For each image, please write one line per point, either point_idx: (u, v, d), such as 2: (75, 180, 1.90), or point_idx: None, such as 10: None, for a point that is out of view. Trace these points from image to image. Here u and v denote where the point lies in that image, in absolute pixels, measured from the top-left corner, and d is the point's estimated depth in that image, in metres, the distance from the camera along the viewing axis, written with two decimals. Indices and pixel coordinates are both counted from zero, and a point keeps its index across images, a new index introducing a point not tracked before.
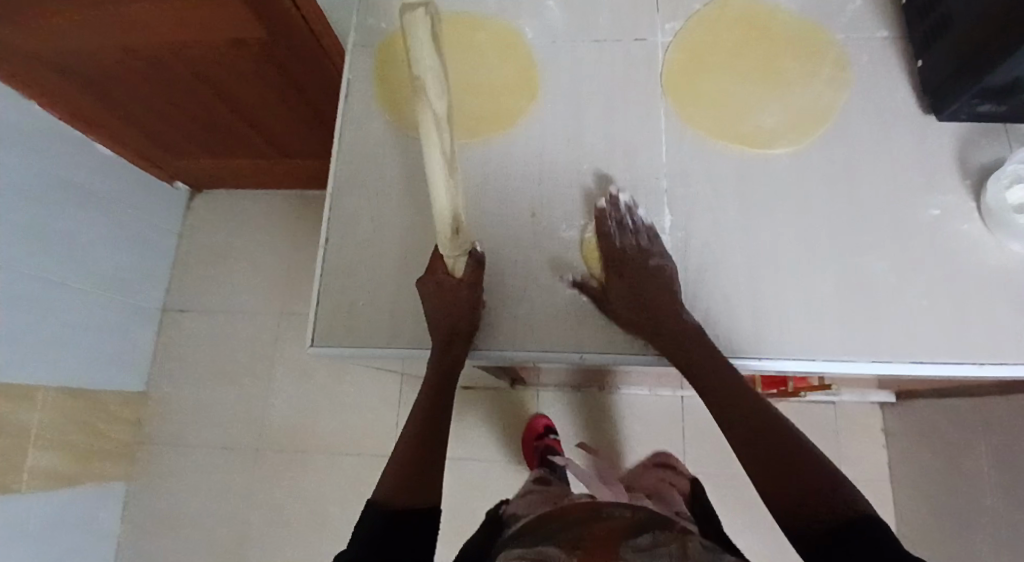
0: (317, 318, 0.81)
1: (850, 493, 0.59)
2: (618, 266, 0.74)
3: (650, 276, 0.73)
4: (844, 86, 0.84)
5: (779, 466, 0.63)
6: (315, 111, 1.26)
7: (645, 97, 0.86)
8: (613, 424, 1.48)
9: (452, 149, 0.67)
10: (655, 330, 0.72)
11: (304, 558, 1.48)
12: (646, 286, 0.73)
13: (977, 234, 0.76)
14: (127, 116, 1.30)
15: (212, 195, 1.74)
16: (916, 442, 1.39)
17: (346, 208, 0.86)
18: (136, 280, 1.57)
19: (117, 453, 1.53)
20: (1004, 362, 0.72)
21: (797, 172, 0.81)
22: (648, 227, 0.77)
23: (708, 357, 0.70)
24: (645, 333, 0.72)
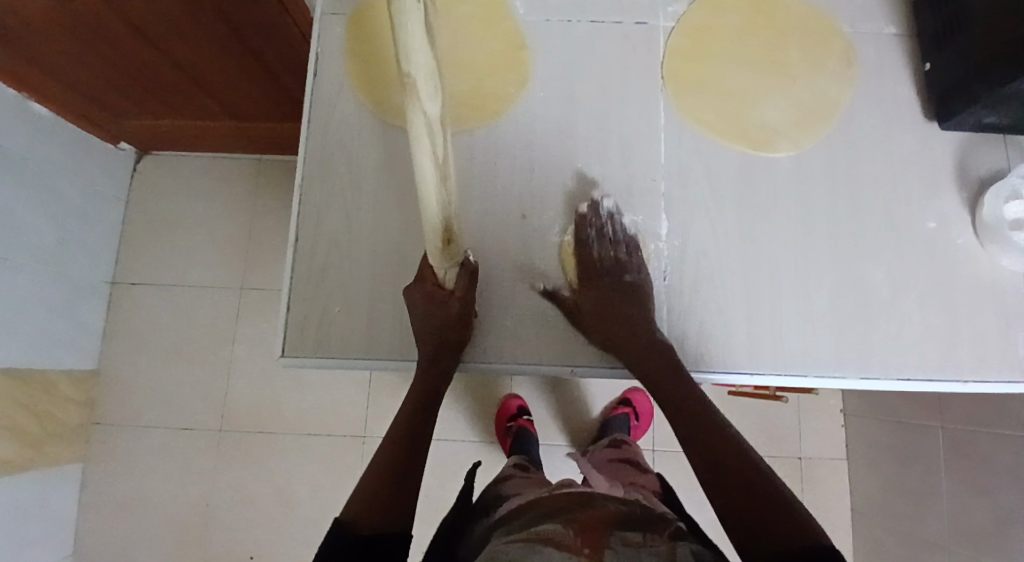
0: (288, 327, 0.75)
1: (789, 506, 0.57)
2: (593, 278, 0.72)
3: (621, 291, 0.71)
4: (849, 83, 0.81)
5: (722, 473, 0.60)
6: (261, 63, 1.14)
7: (644, 86, 0.81)
8: (586, 405, 1.48)
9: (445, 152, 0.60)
10: (620, 345, 0.70)
11: (274, 538, 1.45)
12: (614, 303, 0.71)
13: (970, 248, 0.76)
14: (63, 71, 1.16)
15: (162, 157, 1.61)
16: (864, 416, 1.43)
17: (318, 202, 0.78)
18: (83, 252, 1.45)
19: (70, 436, 1.45)
20: (988, 381, 0.73)
21: (798, 176, 0.78)
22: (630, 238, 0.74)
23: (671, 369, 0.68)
24: (613, 347, 0.71)
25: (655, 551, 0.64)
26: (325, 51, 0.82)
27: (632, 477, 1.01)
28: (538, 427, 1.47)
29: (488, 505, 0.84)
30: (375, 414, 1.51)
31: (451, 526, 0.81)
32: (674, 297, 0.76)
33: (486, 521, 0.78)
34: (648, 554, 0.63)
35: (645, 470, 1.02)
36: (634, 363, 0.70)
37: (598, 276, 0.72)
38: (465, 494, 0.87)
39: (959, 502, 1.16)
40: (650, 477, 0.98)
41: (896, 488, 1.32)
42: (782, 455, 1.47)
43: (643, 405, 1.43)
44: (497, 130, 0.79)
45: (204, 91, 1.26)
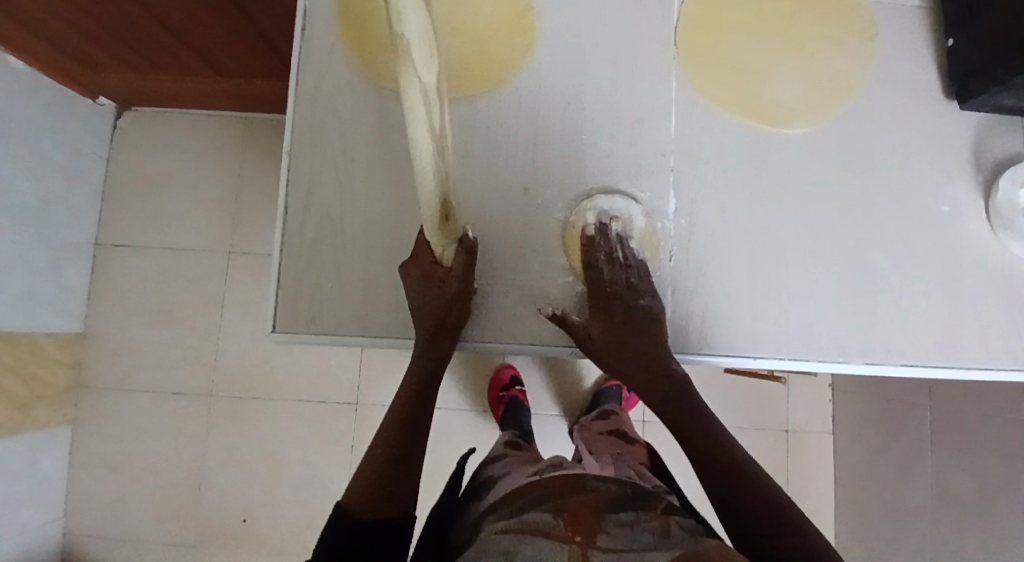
0: (278, 302, 0.72)
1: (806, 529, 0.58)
2: (606, 305, 0.70)
3: (635, 319, 0.69)
4: (870, 58, 0.77)
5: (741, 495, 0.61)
6: (255, 24, 1.09)
7: (655, 54, 0.77)
8: (578, 375, 1.48)
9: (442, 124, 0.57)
10: (632, 376, 0.69)
11: (266, 502, 1.46)
12: (630, 332, 0.69)
13: (981, 234, 0.75)
14: (35, 23, 1.09)
15: (144, 115, 1.54)
16: (854, 392, 1.44)
17: (309, 171, 0.75)
18: (65, 214, 1.40)
19: (59, 399, 1.43)
20: (991, 368, 0.73)
21: (811, 155, 0.76)
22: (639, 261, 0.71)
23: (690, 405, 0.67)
24: (631, 379, 0.69)
25: (649, 532, 0.63)
26: (317, 9, 0.77)
27: (625, 443, 1.02)
28: (530, 396, 1.47)
29: (480, 486, 0.84)
30: (368, 382, 1.50)
31: (445, 509, 0.81)
32: (678, 279, 0.74)
33: (478, 504, 0.77)
34: (641, 536, 0.63)
35: (639, 441, 1.02)
36: (651, 395, 0.68)
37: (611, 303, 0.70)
38: (456, 476, 0.86)
39: (944, 478, 1.18)
40: (643, 448, 0.99)
41: (882, 461, 1.34)
42: (771, 427, 1.48)
43: None
44: (499, 101, 0.75)
45: (187, 46, 1.19)
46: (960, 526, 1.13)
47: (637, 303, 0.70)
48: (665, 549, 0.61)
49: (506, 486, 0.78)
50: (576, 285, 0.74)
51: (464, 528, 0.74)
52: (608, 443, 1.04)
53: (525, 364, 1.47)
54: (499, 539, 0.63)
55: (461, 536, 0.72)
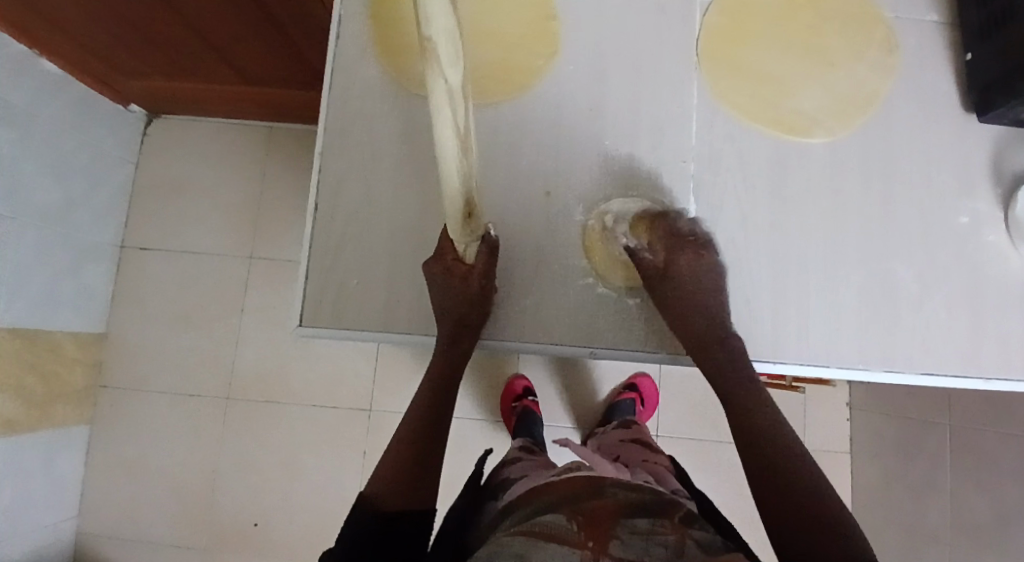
0: (305, 297, 0.74)
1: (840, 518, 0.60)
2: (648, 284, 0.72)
3: (697, 293, 0.70)
4: (889, 71, 0.79)
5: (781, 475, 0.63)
6: (286, 34, 1.13)
7: (675, 66, 0.80)
8: (591, 387, 1.48)
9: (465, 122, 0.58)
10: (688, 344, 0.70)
11: (276, 507, 1.47)
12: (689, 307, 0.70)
13: (1001, 245, 0.75)
14: (71, 27, 1.13)
15: (173, 122, 1.59)
16: (871, 412, 1.42)
17: (338, 171, 0.77)
18: (92, 215, 1.44)
19: (78, 397, 1.45)
20: (1013, 380, 0.73)
21: (831, 165, 0.77)
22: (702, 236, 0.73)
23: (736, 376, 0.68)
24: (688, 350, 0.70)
25: (662, 542, 0.63)
26: (350, 17, 0.80)
27: (642, 452, 1.02)
28: (543, 407, 1.47)
29: (500, 486, 0.84)
30: (382, 388, 1.51)
31: (464, 507, 0.82)
32: None
33: (497, 504, 0.78)
34: (654, 546, 0.62)
35: (657, 450, 1.02)
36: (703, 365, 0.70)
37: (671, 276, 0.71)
38: (479, 476, 0.87)
39: (963, 499, 1.16)
40: (664, 456, 0.98)
41: (899, 482, 1.32)
42: None
43: (649, 393, 1.44)
44: (525, 105, 0.78)
45: (214, 53, 1.23)
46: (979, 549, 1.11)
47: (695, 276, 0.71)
48: None
49: (524, 486, 0.78)
50: (597, 287, 0.75)
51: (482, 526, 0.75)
52: (624, 452, 1.04)
53: (539, 375, 1.47)
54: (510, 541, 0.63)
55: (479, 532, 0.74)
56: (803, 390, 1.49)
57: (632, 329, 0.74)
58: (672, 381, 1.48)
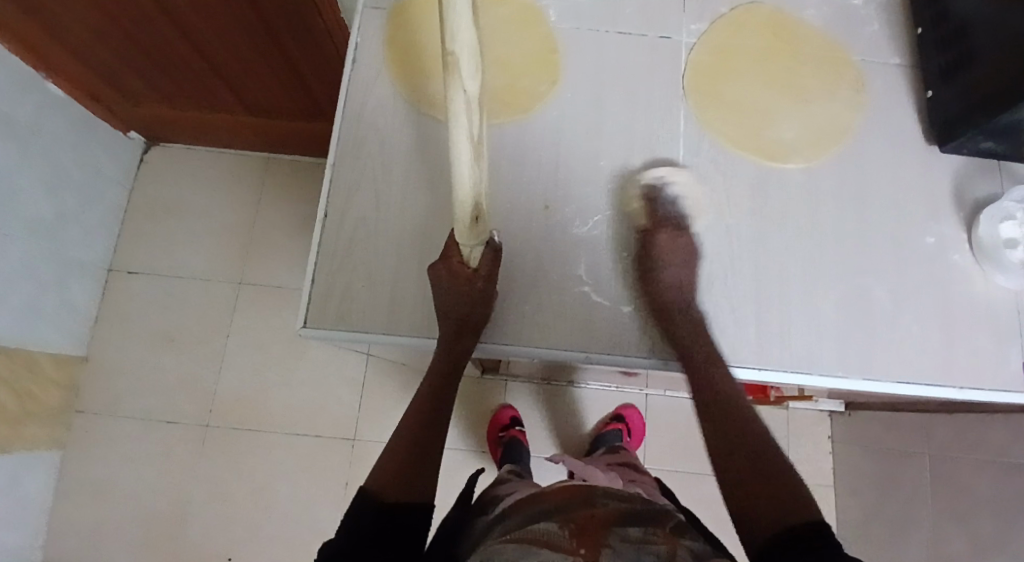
0: (309, 299, 0.76)
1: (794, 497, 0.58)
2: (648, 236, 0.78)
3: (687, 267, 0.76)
4: (859, 108, 0.87)
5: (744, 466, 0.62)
6: (295, 65, 1.18)
7: (665, 96, 0.86)
8: (578, 417, 1.49)
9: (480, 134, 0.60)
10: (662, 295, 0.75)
11: (251, 539, 1.42)
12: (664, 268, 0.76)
13: (966, 265, 0.81)
14: (83, 48, 1.18)
15: (171, 149, 1.62)
16: (851, 445, 1.45)
17: (348, 181, 0.81)
18: (83, 235, 1.44)
19: (52, 420, 1.41)
20: (981, 390, 0.77)
21: (810, 189, 0.83)
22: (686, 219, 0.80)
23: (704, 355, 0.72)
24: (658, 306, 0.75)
25: (656, 552, 0.54)
26: (366, 42, 0.86)
27: (630, 473, 1.01)
28: (529, 437, 1.47)
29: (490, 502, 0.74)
30: (366, 416, 1.50)
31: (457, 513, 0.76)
32: None
33: (487, 518, 0.67)
34: (647, 555, 0.54)
35: (645, 471, 1.02)
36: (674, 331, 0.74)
37: (669, 247, 0.77)
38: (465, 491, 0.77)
39: (941, 529, 1.17)
40: (650, 477, 0.98)
41: (882, 515, 1.33)
42: None
43: (636, 422, 1.44)
44: (526, 124, 0.84)
45: (221, 80, 1.27)
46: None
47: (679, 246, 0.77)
48: None
49: (516, 496, 0.70)
50: (592, 295, 0.78)
51: (456, 538, 0.65)
52: (615, 472, 1.03)
53: (525, 404, 1.48)
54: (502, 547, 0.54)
55: (463, 540, 0.64)
56: (788, 408, 1.53)
57: (628, 336, 0.77)
58: (658, 412, 1.50)
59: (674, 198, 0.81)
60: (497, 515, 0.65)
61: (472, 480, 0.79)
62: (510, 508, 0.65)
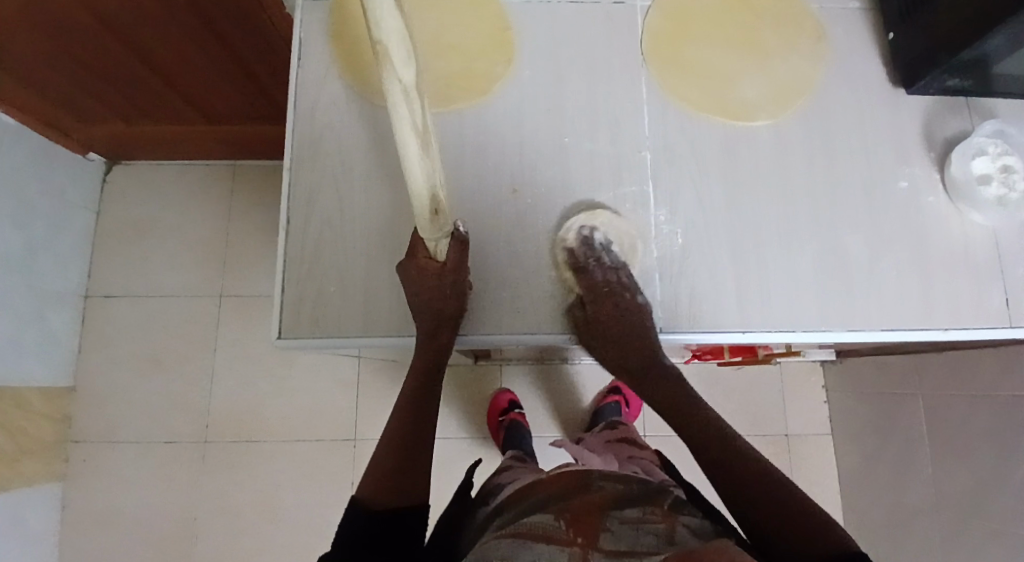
0: (281, 310, 0.75)
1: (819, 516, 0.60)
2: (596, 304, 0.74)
3: (642, 330, 0.74)
4: (821, 57, 0.85)
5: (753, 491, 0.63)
6: (247, 69, 1.15)
7: (626, 64, 0.85)
8: (574, 393, 1.49)
9: (425, 120, 0.60)
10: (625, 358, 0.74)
11: (262, 547, 1.42)
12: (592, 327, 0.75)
13: (941, 206, 0.80)
14: (29, 75, 1.13)
15: (135, 167, 1.58)
16: (844, 393, 1.46)
17: (308, 184, 0.79)
18: (55, 264, 1.41)
19: (48, 453, 1.39)
20: (963, 328, 0.77)
21: (779, 145, 0.82)
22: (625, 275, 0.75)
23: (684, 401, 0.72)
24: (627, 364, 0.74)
25: (654, 532, 0.55)
26: (312, 38, 0.83)
27: (628, 449, 1.00)
28: (528, 418, 1.47)
29: (488, 494, 0.73)
30: (364, 416, 1.49)
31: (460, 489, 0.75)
32: (665, 265, 0.78)
33: (485, 510, 0.67)
34: (645, 535, 0.55)
35: (643, 445, 1.01)
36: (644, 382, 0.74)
37: (621, 315, 0.73)
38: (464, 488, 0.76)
39: (940, 465, 1.19)
40: (650, 450, 0.97)
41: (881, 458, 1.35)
42: (770, 434, 1.49)
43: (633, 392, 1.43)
44: (486, 107, 0.82)
45: (176, 92, 1.23)
46: (962, 522, 1.13)
47: (628, 307, 0.73)
48: (669, 551, 0.53)
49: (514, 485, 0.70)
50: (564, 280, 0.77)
51: (457, 533, 0.65)
52: (613, 451, 1.02)
53: (521, 386, 1.48)
54: (498, 543, 0.54)
55: (463, 535, 0.64)
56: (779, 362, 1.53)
57: None
58: None
59: (604, 244, 0.77)
60: (494, 506, 0.65)
61: (469, 473, 0.78)
62: (507, 497, 0.65)
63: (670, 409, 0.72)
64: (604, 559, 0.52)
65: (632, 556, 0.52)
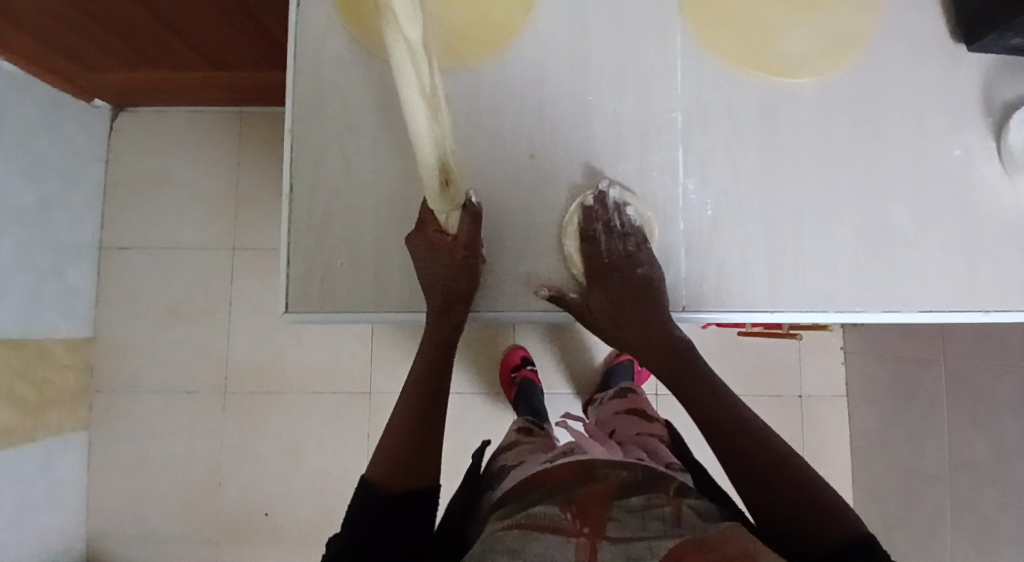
0: (289, 283, 0.73)
1: (830, 505, 0.59)
2: (604, 275, 0.71)
3: (653, 305, 0.70)
4: (871, 4, 0.77)
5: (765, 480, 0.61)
6: (248, 14, 1.08)
7: (656, 14, 0.77)
8: (588, 351, 1.47)
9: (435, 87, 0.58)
10: (631, 338, 0.70)
11: (283, 494, 1.47)
12: (594, 296, 0.71)
13: (995, 178, 0.74)
14: (24, 23, 1.08)
15: (142, 114, 1.53)
16: (864, 356, 1.42)
17: (312, 148, 0.75)
18: (68, 216, 1.40)
19: (73, 402, 1.42)
20: (1011, 312, 0.73)
21: (821, 107, 0.76)
22: (640, 238, 0.71)
23: (697, 382, 0.69)
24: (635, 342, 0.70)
25: (660, 516, 0.54)
26: None
27: (634, 422, 0.97)
28: (542, 376, 1.47)
29: (494, 477, 0.72)
30: (379, 371, 1.50)
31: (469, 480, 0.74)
32: (691, 240, 0.74)
33: (492, 495, 0.66)
34: (652, 521, 0.54)
35: (653, 417, 0.98)
36: (655, 362, 0.70)
37: (630, 287, 0.70)
38: (471, 475, 0.75)
39: (959, 437, 1.17)
40: (660, 425, 0.94)
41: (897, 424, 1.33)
42: (786, 396, 1.47)
43: None
44: (502, 63, 0.76)
45: (179, 39, 1.18)
46: (976, 493, 1.12)
47: (638, 276, 0.70)
48: (678, 536, 0.52)
49: (520, 470, 0.69)
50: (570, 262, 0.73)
51: (468, 520, 0.65)
52: (621, 422, 0.99)
53: (535, 344, 1.47)
54: (504, 535, 0.54)
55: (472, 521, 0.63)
56: (798, 341, 1.47)
57: None
58: None
59: (617, 205, 0.72)
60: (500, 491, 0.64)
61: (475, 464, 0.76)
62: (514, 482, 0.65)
63: (682, 389, 0.69)
64: (611, 548, 0.51)
65: (638, 544, 0.51)
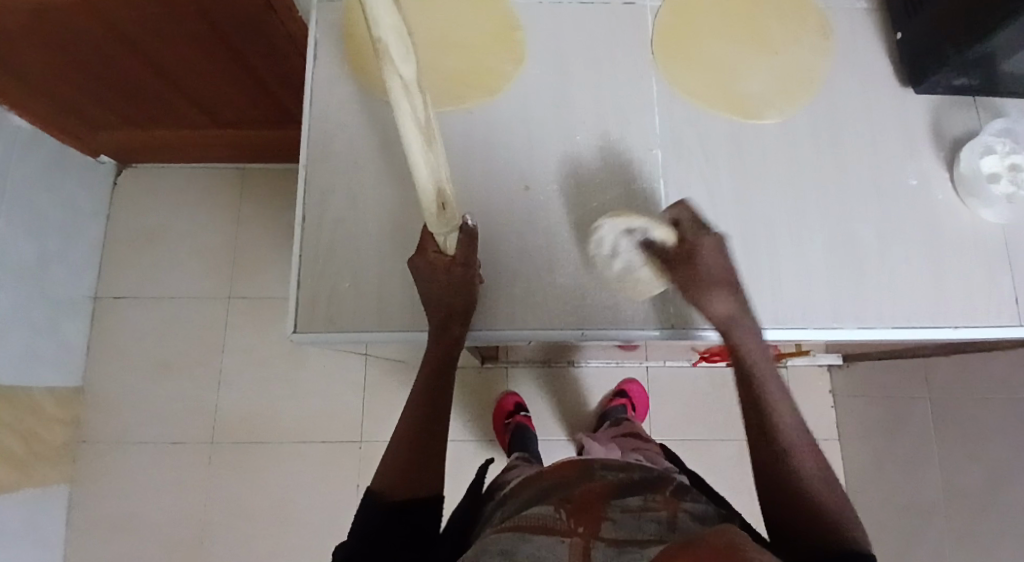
0: (297, 306, 0.76)
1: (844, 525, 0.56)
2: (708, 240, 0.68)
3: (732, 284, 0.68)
4: (826, 54, 0.86)
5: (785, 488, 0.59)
6: (256, 71, 1.16)
7: (637, 63, 0.86)
8: (580, 395, 1.49)
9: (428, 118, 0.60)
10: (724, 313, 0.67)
11: (269, 551, 1.42)
12: (706, 250, 0.67)
13: (951, 203, 0.81)
14: (36, 80, 1.14)
15: (145, 169, 1.59)
16: (851, 394, 1.45)
17: (321, 180, 0.80)
18: (66, 267, 1.42)
19: (57, 456, 1.40)
20: (981, 326, 0.77)
21: (788, 141, 0.83)
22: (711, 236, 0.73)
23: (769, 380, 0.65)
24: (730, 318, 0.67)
25: (656, 519, 0.56)
26: (326, 38, 0.84)
27: (631, 444, 1.00)
28: (536, 420, 1.47)
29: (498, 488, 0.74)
30: (371, 419, 1.49)
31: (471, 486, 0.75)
32: None
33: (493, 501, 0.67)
34: (648, 523, 0.55)
35: (649, 439, 1.02)
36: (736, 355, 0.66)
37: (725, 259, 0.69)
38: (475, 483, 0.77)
39: (949, 473, 1.15)
40: (655, 445, 0.98)
41: (888, 462, 1.34)
42: None
43: (639, 397, 1.45)
44: (496, 106, 0.83)
45: (185, 95, 1.24)
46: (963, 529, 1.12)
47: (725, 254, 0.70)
48: (674, 538, 0.53)
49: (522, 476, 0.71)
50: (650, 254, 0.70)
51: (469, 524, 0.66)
52: (619, 445, 1.03)
53: (528, 390, 1.48)
54: (497, 536, 0.55)
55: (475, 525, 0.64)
56: (785, 366, 1.52)
57: (620, 307, 0.77)
58: (660, 383, 1.51)
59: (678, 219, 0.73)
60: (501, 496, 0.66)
61: (480, 468, 0.77)
62: (513, 488, 0.67)
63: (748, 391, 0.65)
64: (606, 546, 0.52)
65: (633, 543, 0.52)
